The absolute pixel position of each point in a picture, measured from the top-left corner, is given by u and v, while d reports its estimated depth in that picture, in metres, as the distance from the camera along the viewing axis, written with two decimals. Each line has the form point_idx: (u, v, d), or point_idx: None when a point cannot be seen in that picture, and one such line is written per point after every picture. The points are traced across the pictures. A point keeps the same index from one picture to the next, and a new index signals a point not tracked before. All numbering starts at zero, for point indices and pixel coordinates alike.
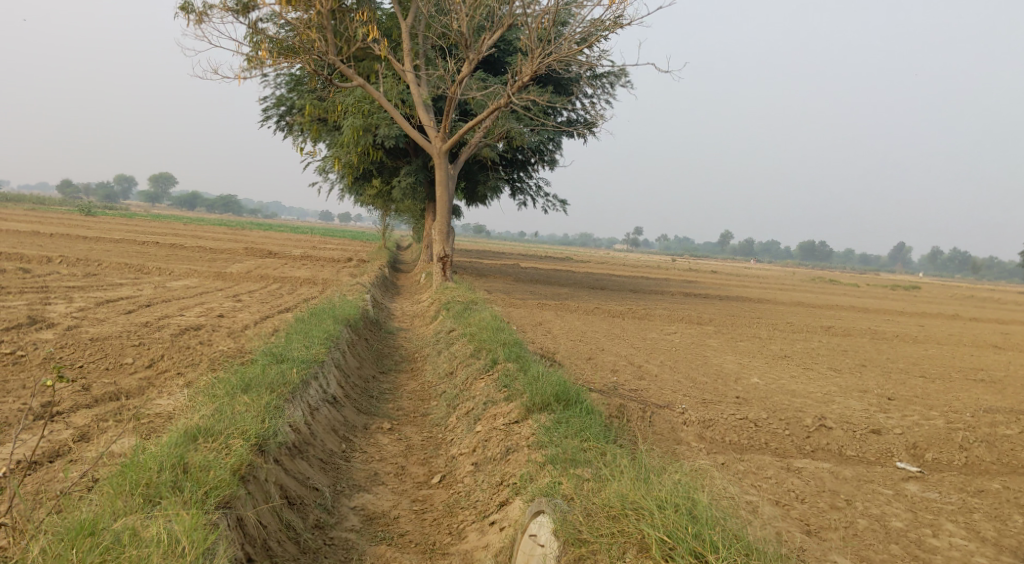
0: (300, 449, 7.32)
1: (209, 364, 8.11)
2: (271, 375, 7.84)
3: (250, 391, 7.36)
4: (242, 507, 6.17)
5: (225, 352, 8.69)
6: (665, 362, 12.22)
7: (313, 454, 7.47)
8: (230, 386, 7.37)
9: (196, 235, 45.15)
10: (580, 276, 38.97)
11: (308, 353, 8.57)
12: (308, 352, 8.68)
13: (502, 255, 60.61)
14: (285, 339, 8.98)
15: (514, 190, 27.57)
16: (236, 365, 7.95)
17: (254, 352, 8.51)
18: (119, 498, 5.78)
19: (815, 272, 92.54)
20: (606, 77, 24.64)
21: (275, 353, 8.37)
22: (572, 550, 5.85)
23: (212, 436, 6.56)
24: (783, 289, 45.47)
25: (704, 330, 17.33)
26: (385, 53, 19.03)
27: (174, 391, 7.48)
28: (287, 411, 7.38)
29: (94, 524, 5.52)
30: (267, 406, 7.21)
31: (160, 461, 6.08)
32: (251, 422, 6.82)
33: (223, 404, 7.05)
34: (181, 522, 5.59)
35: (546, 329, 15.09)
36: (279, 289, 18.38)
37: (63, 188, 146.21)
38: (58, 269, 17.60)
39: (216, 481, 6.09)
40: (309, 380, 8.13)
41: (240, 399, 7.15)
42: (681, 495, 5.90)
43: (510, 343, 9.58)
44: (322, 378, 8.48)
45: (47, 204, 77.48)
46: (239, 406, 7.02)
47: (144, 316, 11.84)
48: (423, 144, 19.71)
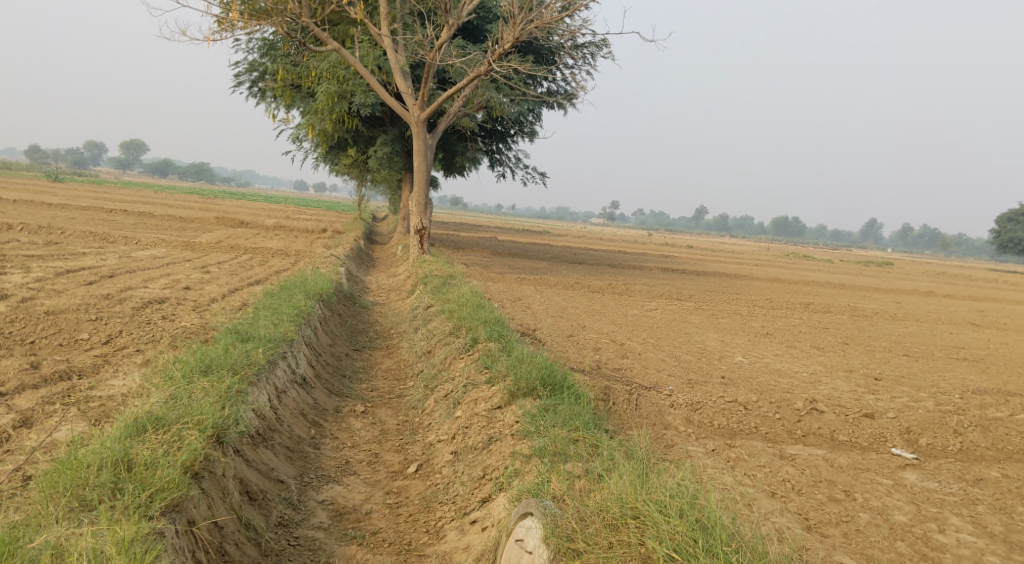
0: (263, 438, 6.92)
1: (170, 340, 7.66)
2: (236, 355, 7.39)
3: (211, 374, 6.91)
4: (194, 508, 5.78)
5: (188, 328, 8.24)
6: (647, 339, 11.85)
7: (278, 442, 7.07)
8: (189, 367, 6.91)
9: (166, 203, 44.13)
10: (557, 249, 38.55)
11: (276, 331, 8.11)
12: (277, 329, 8.23)
13: (477, 227, 60.02)
14: (252, 315, 8.52)
15: (493, 161, 27.03)
16: (198, 344, 7.48)
17: (218, 329, 8.02)
18: (50, 503, 5.44)
19: (790, 247, 92.80)
20: (587, 46, 24.08)
21: (241, 331, 7.90)
22: (565, 559, 5.54)
23: (165, 426, 6.12)
24: (759, 263, 45.34)
25: (685, 306, 17.03)
26: (362, 16, 18.35)
27: (130, 370, 7.05)
28: (250, 396, 6.97)
29: (14, 540, 5.15)
30: (229, 390, 6.78)
31: (99, 460, 5.69)
32: (209, 409, 6.38)
33: (179, 389, 6.59)
34: (115, 533, 5.23)
35: (525, 305, 14.67)
36: (251, 260, 17.84)
37: (31, 154, 143.00)
38: (18, 238, 16.91)
39: (163, 482, 5.66)
40: (276, 361, 7.68)
41: (199, 383, 6.69)
42: (694, 506, 5.59)
43: (492, 321, 9.16)
44: (291, 357, 8.03)
45: (13, 170, 75.64)
46: (197, 392, 6.57)
47: (104, 289, 11.26)
48: (401, 112, 19.12)
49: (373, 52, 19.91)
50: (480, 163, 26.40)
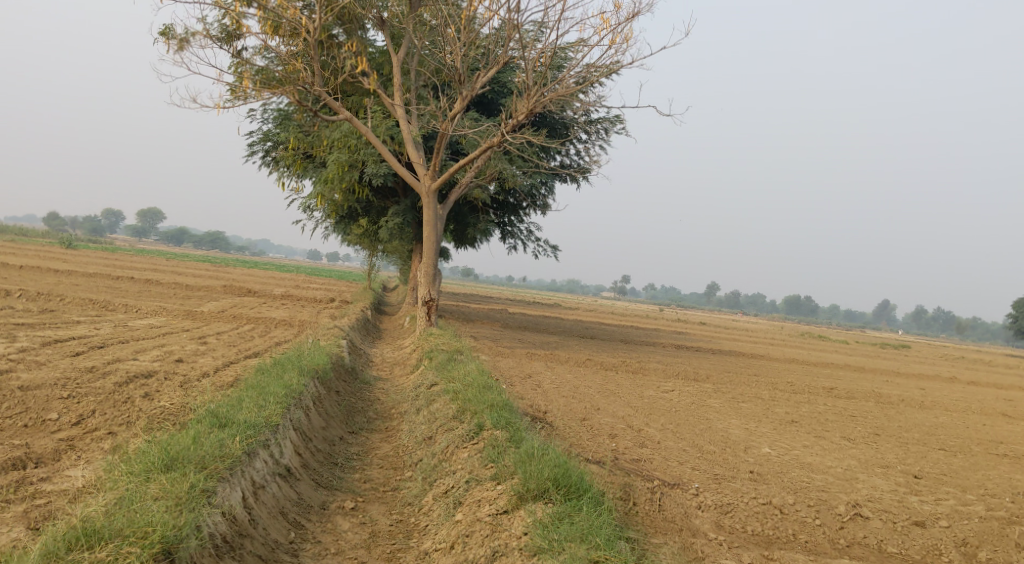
0: (230, 546, 6.18)
1: (143, 422, 7.09)
2: (209, 445, 6.77)
3: (172, 470, 6.34)
4: None
5: (167, 408, 7.64)
6: (665, 426, 11.06)
7: (248, 550, 6.31)
8: (150, 462, 6.36)
9: (176, 271, 43.92)
10: (569, 324, 37.81)
11: (258, 417, 7.49)
12: (259, 414, 7.59)
13: (489, 300, 59.50)
14: (237, 396, 7.89)
15: (504, 233, 26.60)
16: (169, 431, 6.88)
17: (196, 411, 7.41)
18: None
19: (804, 327, 91.70)
20: (601, 122, 23.84)
21: (219, 416, 7.29)
22: None
23: (100, 539, 5.60)
24: (775, 344, 44.34)
25: (703, 389, 16.26)
26: (374, 87, 18.15)
27: (92, 460, 6.53)
28: (216, 498, 6.28)
29: None
30: (191, 490, 6.18)
31: None
32: (159, 515, 5.82)
33: (129, 489, 6.07)
34: None
35: (535, 384, 13.95)
36: (251, 330, 17.32)
37: (50, 220, 144.87)
38: (13, 304, 16.47)
39: None
40: (254, 452, 7.02)
41: (152, 484, 6.13)
42: None
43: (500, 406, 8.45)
44: (273, 446, 7.36)
45: (29, 236, 76.26)
46: (150, 494, 6.02)
47: (89, 361, 10.66)
48: (410, 182, 18.74)
49: (385, 122, 19.66)
50: (491, 235, 25.99)
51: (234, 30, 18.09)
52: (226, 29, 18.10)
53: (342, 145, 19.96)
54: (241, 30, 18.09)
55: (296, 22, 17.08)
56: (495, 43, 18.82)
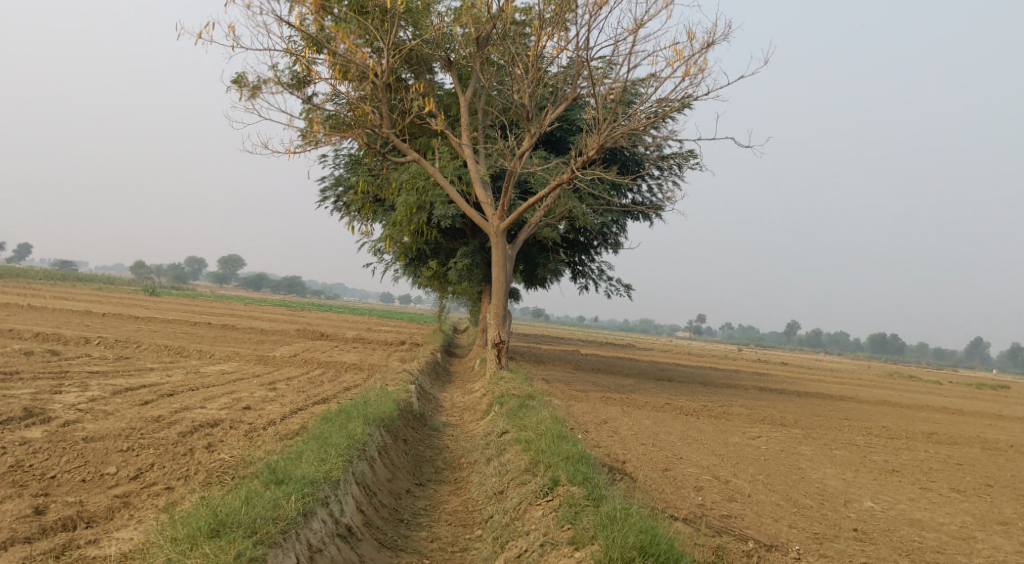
0: None
1: (202, 477, 6.90)
2: (263, 504, 6.42)
3: (222, 536, 5.95)
4: None
5: (227, 461, 7.41)
6: (755, 478, 10.40)
7: None
8: (197, 524, 6.01)
9: (253, 316, 44.56)
10: (645, 366, 36.97)
11: (319, 472, 7.13)
12: (318, 468, 7.22)
13: (562, 341, 58.94)
14: (296, 448, 7.55)
15: (576, 274, 26.12)
16: (224, 488, 6.65)
17: (256, 465, 7.15)
18: None
19: (889, 365, 88.36)
20: (674, 157, 23.29)
21: (277, 471, 6.96)
22: None
23: None
24: (861, 385, 42.63)
25: (791, 437, 15.43)
26: (442, 127, 17.99)
27: (144, 519, 6.30)
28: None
29: None
30: (241, 556, 5.79)
31: None
32: None
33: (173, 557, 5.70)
34: None
35: (612, 431, 13.36)
36: (322, 375, 17.15)
37: (137, 269, 150.44)
38: (90, 352, 16.62)
39: None
40: (311, 513, 6.62)
41: (197, 552, 5.74)
42: None
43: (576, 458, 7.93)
44: (333, 504, 6.97)
45: (115, 284, 78.97)
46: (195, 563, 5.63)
47: (157, 409, 10.49)
48: (479, 222, 18.44)
49: (453, 163, 19.49)
50: (562, 275, 25.55)
51: (304, 76, 18.22)
52: (296, 76, 18.23)
53: (411, 188, 19.84)
54: (312, 76, 18.19)
55: (364, 65, 17.06)
56: (564, 81, 18.55)
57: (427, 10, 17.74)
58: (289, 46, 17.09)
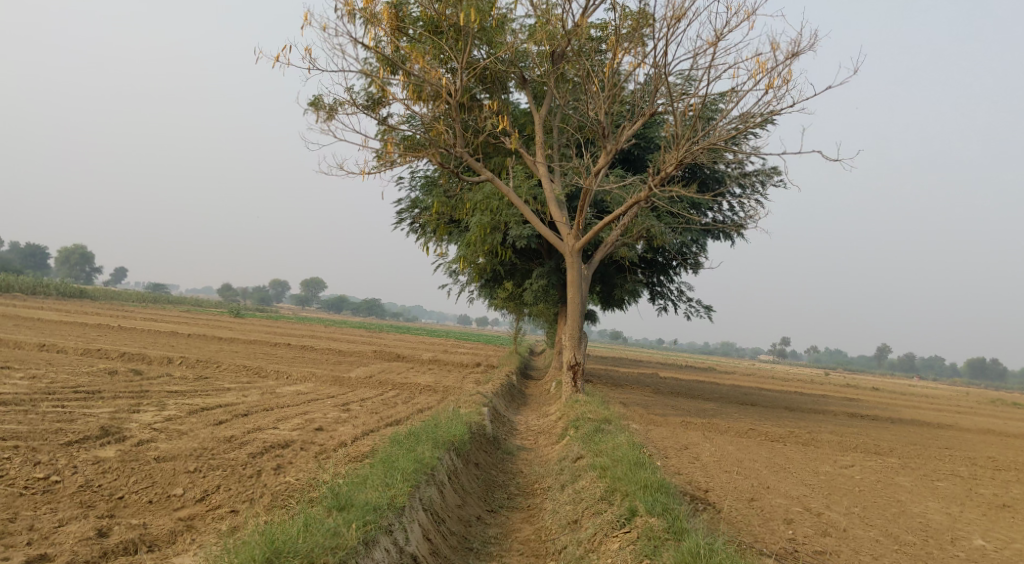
0: None
1: (266, 501, 6.94)
2: (322, 532, 6.28)
3: None
4: None
5: (292, 483, 7.42)
6: (853, 511, 10.02)
7: None
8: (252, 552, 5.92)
9: (330, 337, 45.04)
10: (726, 390, 36.10)
11: (383, 497, 6.94)
12: (383, 493, 7.03)
13: (639, 363, 58.13)
14: (361, 472, 7.38)
15: (654, 295, 25.58)
16: (285, 512, 6.65)
17: (320, 490, 7.08)
18: None
19: (985, 391, 84.54)
20: (756, 175, 22.61)
21: (339, 497, 6.84)
22: None
23: None
24: (955, 412, 40.88)
25: (886, 468, 14.59)
26: (516, 145, 17.83)
27: (204, 543, 6.34)
28: None
29: None
30: None
31: None
32: None
33: None
34: None
35: (694, 459, 12.81)
36: (396, 396, 17.04)
37: (223, 291, 154.96)
38: (170, 371, 16.87)
39: None
40: (372, 542, 6.41)
41: None
42: None
43: (655, 487, 7.55)
44: (397, 532, 6.75)
45: (200, 306, 81.18)
46: None
47: (229, 430, 10.45)
48: (554, 242, 18.14)
49: (527, 182, 19.28)
50: (639, 296, 25.03)
51: (379, 97, 18.32)
52: (372, 97, 18.35)
53: (485, 207, 19.69)
54: (387, 97, 18.28)
55: (438, 84, 17.05)
56: (641, 97, 18.21)
57: (501, 27, 17.62)
58: (364, 68, 17.20)
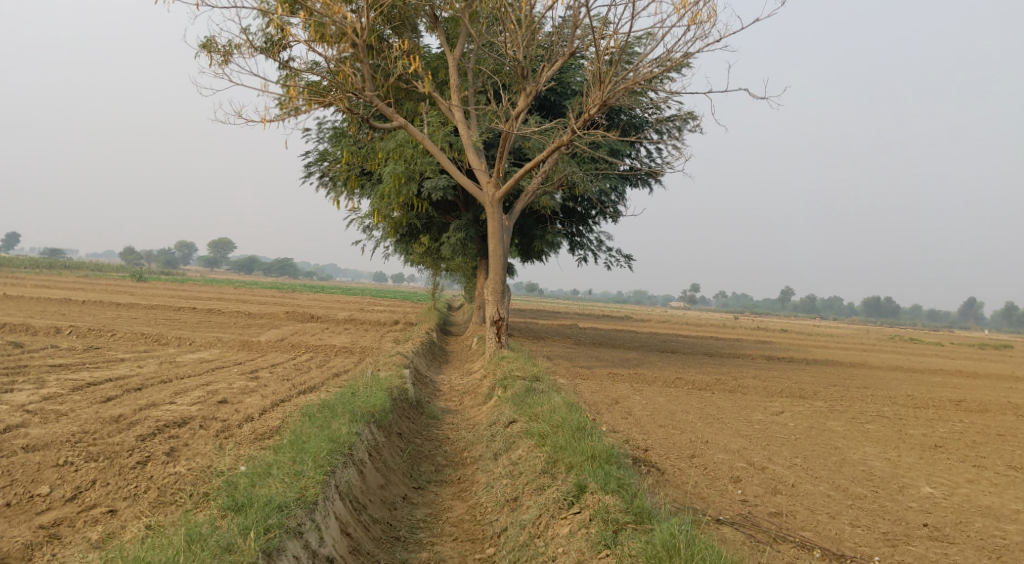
0: None
1: (149, 501, 6.13)
2: (214, 546, 5.43)
3: None
4: None
5: (182, 475, 6.60)
6: (793, 462, 9.53)
7: None
8: None
9: (242, 299, 43.18)
10: (647, 338, 36.13)
11: (291, 492, 6.12)
12: (290, 487, 6.21)
13: (559, 314, 58.13)
14: (265, 459, 6.55)
15: (573, 245, 24.98)
16: (168, 519, 5.80)
17: (213, 487, 6.27)
18: None
19: (887, 329, 88.12)
20: (673, 120, 22.07)
21: (237, 495, 6.00)
22: None
23: None
24: (865, 349, 42.12)
25: (816, 412, 14.27)
26: (429, 89, 16.73)
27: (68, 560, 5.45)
28: None
29: None
30: None
31: None
32: None
33: None
34: None
35: (627, 414, 12.16)
36: (308, 360, 15.98)
37: (126, 255, 148.69)
38: (56, 343, 15.40)
39: None
40: (278, 551, 5.59)
41: None
42: None
43: (598, 458, 7.01)
44: (312, 533, 5.95)
45: (101, 271, 77.33)
46: None
47: (117, 408, 9.26)
48: (473, 192, 17.22)
49: (442, 129, 18.22)
50: (559, 247, 24.37)
51: (279, 40, 16.90)
52: (271, 39, 16.90)
53: (398, 156, 18.52)
54: (287, 39, 16.87)
55: (342, 24, 15.74)
56: (559, 37, 17.26)
57: None
58: (261, 6, 15.77)
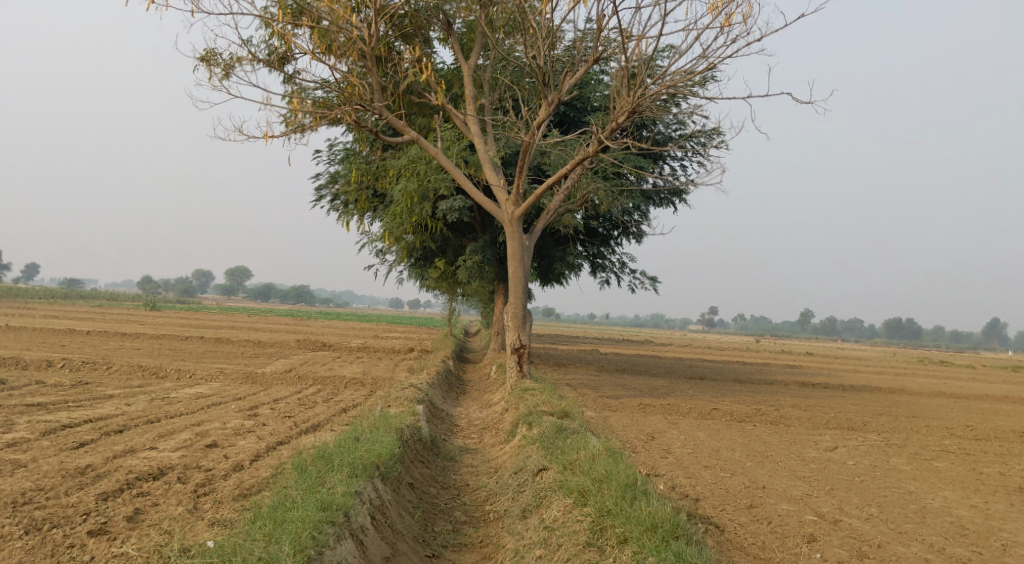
0: None
1: None
2: None
3: None
4: None
5: (128, 555, 5.46)
6: (869, 510, 8.22)
7: None
8: None
9: (254, 328, 42.12)
10: (673, 364, 34.75)
11: None
12: None
13: (579, 340, 56.79)
14: (232, 542, 5.43)
15: (594, 267, 23.77)
16: None
17: None
18: None
19: (912, 351, 86.25)
20: (697, 136, 20.93)
21: None
22: None
23: None
24: (899, 374, 40.52)
25: (873, 447, 12.89)
26: (443, 100, 15.61)
27: None
28: None
29: None
30: None
31: None
32: None
33: None
34: None
35: (666, 453, 10.85)
36: (315, 394, 14.76)
37: (144, 284, 148.95)
38: (44, 378, 14.28)
39: None
40: None
41: None
42: None
43: (649, 530, 5.87)
44: None
45: (115, 300, 76.72)
46: None
47: (85, 457, 8.04)
48: (491, 210, 16.05)
49: (456, 144, 17.15)
50: (580, 270, 23.16)
51: (284, 52, 15.92)
52: (275, 51, 15.91)
53: (410, 173, 17.48)
54: (293, 51, 15.88)
55: (348, 32, 14.69)
56: (581, 45, 16.21)
57: None
58: (262, 15, 14.79)
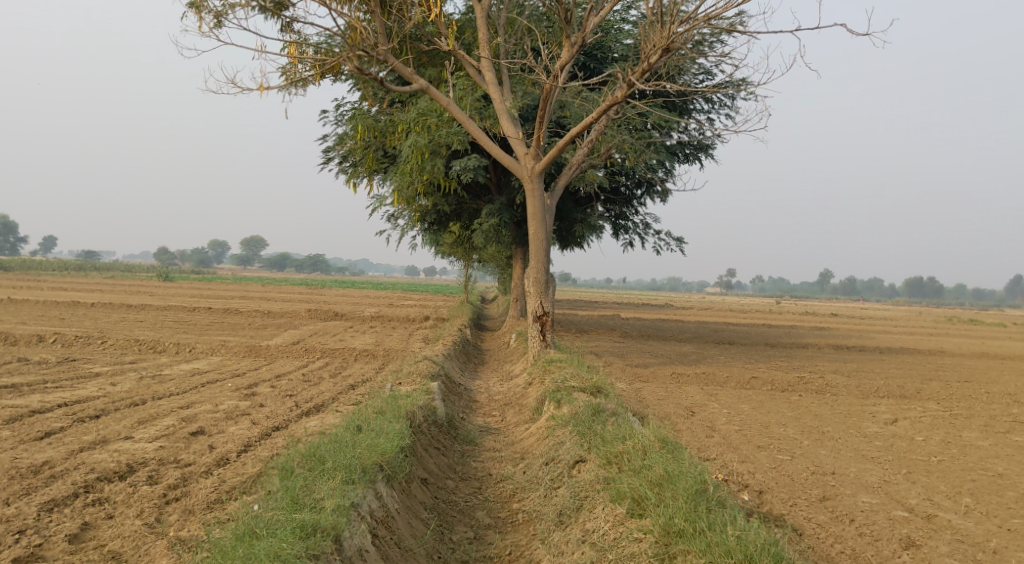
0: None
1: None
2: None
3: None
4: None
5: None
6: (964, 502, 6.98)
7: None
8: None
9: (265, 298, 41.01)
10: (698, 328, 33.47)
11: None
12: None
13: (597, 304, 55.54)
14: None
15: (616, 229, 22.45)
16: None
17: None
18: None
19: (935, 310, 84.64)
20: (725, 88, 19.44)
21: None
22: None
23: None
24: (930, 334, 39.15)
25: (937, 419, 11.63)
26: (454, 45, 14.16)
27: None
28: None
29: None
30: None
31: None
32: None
33: None
34: None
35: (711, 432, 9.61)
36: (321, 368, 13.62)
37: (161, 254, 148.66)
38: (28, 355, 13.17)
39: None
40: None
41: None
42: None
43: None
44: None
45: (127, 271, 75.89)
46: None
47: (44, 452, 6.88)
48: (509, 166, 14.70)
49: (470, 95, 15.78)
50: (602, 231, 21.82)
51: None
52: None
53: (420, 128, 16.17)
54: None
55: None
56: None
57: None
58: None
